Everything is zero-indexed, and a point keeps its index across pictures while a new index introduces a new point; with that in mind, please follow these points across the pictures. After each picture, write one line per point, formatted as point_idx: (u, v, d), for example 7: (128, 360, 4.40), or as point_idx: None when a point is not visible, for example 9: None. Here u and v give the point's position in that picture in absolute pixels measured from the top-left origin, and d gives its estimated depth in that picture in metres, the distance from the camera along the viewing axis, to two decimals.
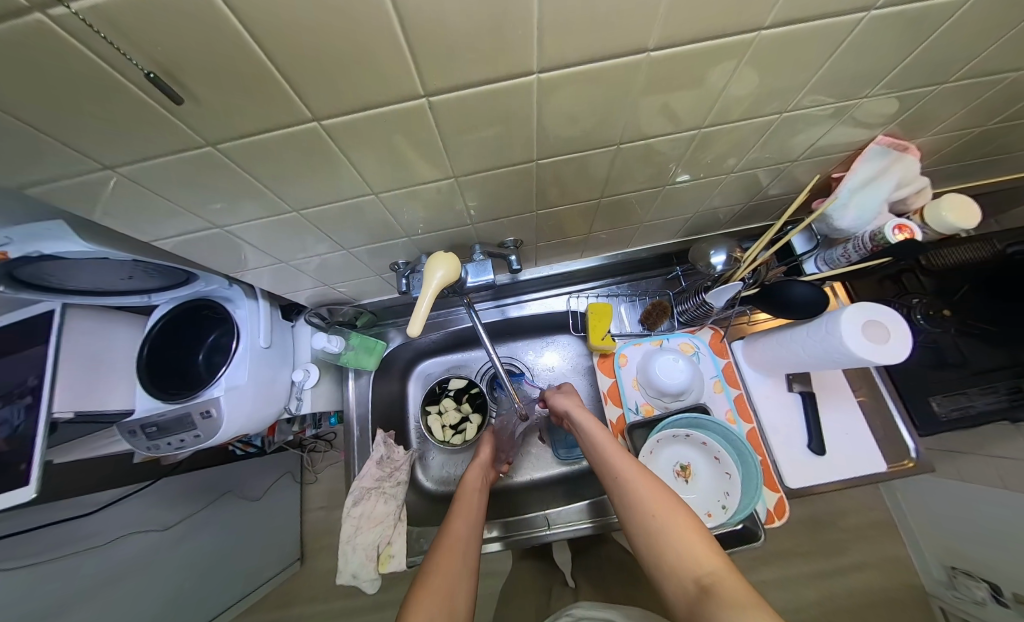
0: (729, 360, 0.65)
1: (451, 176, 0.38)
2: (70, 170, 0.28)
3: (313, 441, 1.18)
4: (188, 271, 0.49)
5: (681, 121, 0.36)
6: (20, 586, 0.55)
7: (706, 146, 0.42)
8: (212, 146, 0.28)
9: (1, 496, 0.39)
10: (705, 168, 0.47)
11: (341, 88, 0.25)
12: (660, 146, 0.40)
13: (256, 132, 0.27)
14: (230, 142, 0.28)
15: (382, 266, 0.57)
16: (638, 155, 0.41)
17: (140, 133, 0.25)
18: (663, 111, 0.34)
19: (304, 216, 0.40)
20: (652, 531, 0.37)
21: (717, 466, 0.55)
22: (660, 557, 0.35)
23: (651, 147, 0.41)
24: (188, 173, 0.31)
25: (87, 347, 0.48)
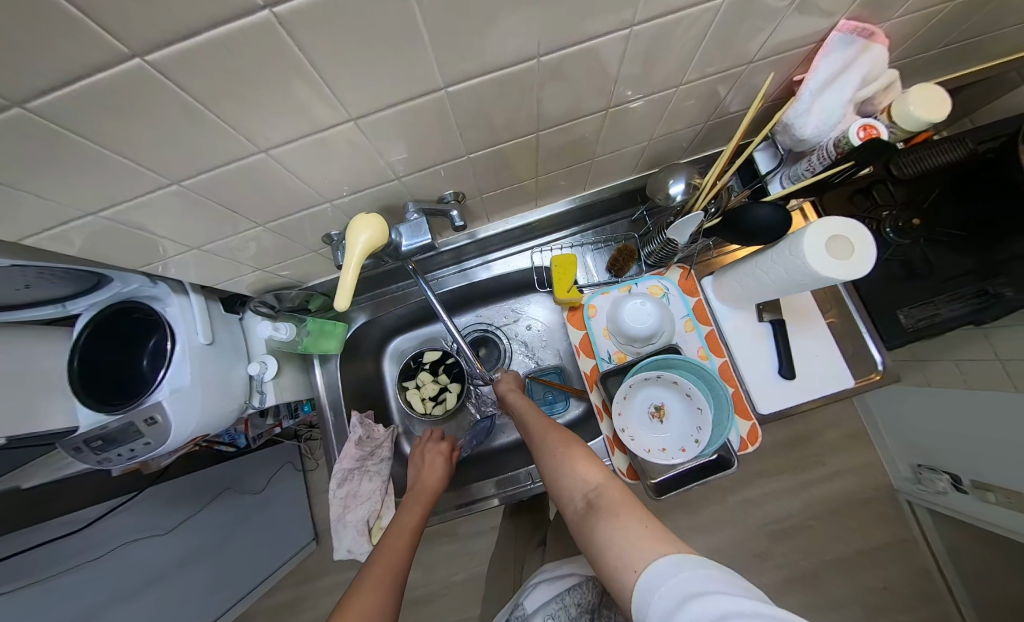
0: (699, 298, 0.63)
1: (349, 119, 0.33)
2: None
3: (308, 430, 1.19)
4: (97, 273, 0.44)
5: (605, 21, 0.30)
6: (42, 602, 0.59)
7: (648, 54, 0.36)
8: (23, 107, 0.22)
9: None
10: (654, 86, 0.42)
11: (150, 15, 0.18)
12: (589, 59, 0.34)
13: (64, 80, 0.21)
14: (43, 98, 0.22)
15: (316, 240, 0.51)
16: (569, 71, 0.35)
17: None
18: (578, 10, 0.28)
19: (190, 190, 0.35)
20: (561, 472, 0.45)
21: (689, 402, 0.55)
22: (566, 489, 0.43)
23: (585, 59, 0.34)
24: (7, 148, 0.24)
25: (2, 366, 0.43)
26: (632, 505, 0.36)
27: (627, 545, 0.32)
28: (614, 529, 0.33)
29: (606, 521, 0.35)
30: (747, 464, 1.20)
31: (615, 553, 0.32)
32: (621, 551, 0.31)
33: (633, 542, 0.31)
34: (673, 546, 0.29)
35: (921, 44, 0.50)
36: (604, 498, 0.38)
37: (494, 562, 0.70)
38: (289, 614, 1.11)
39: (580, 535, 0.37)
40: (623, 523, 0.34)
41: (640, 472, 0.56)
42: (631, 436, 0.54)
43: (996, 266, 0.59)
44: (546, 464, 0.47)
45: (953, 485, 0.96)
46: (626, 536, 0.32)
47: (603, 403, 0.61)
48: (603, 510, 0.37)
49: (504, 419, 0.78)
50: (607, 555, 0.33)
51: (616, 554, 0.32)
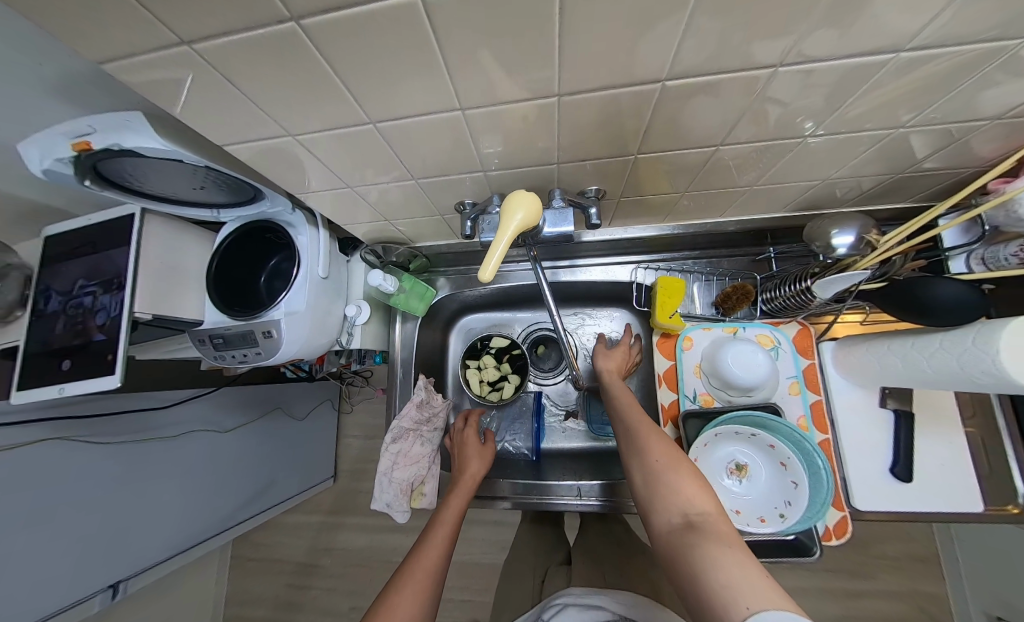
0: (813, 361, 0.56)
1: (551, 96, 0.31)
2: (143, 46, 0.25)
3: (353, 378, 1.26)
4: (255, 188, 0.47)
5: (879, 43, 0.26)
6: (108, 460, 0.68)
7: (880, 90, 0.31)
8: (296, 23, 0.23)
9: (92, 379, 0.42)
10: (860, 125, 0.37)
11: None
12: (827, 83, 0.30)
13: (341, 7, 0.22)
14: (317, 18, 0.22)
15: (447, 205, 0.52)
16: (794, 91, 0.31)
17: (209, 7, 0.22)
18: (866, 22, 0.23)
19: (378, 131, 0.36)
20: (655, 477, 0.41)
21: (782, 471, 0.49)
22: (658, 497, 0.39)
23: (812, 83, 0.30)
24: (265, 61, 0.27)
25: (162, 255, 0.49)
26: (745, 548, 0.31)
27: (726, 579, 0.28)
28: (720, 562, 0.30)
29: (706, 549, 0.31)
30: None
31: (714, 584, 0.29)
32: (721, 584, 0.28)
33: (737, 579, 0.28)
34: (795, 608, 0.25)
35: None
36: (708, 527, 0.34)
37: (511, 563, 0.68)
38: (296, 539, 1.19)
39: (668, 548, 0.35)
40: (732, 561, 0.30)
41: None
42: None
43: None
44: (637, 463, 0.44)
45: None
46: (735, 575, 0.28)
47: (675, 443, 0.57)
48: (705, 538, 0.33)
49: (556, 425, 0.76)
50: (703, 582, 0.30)
51: (714, 584, 0.29)
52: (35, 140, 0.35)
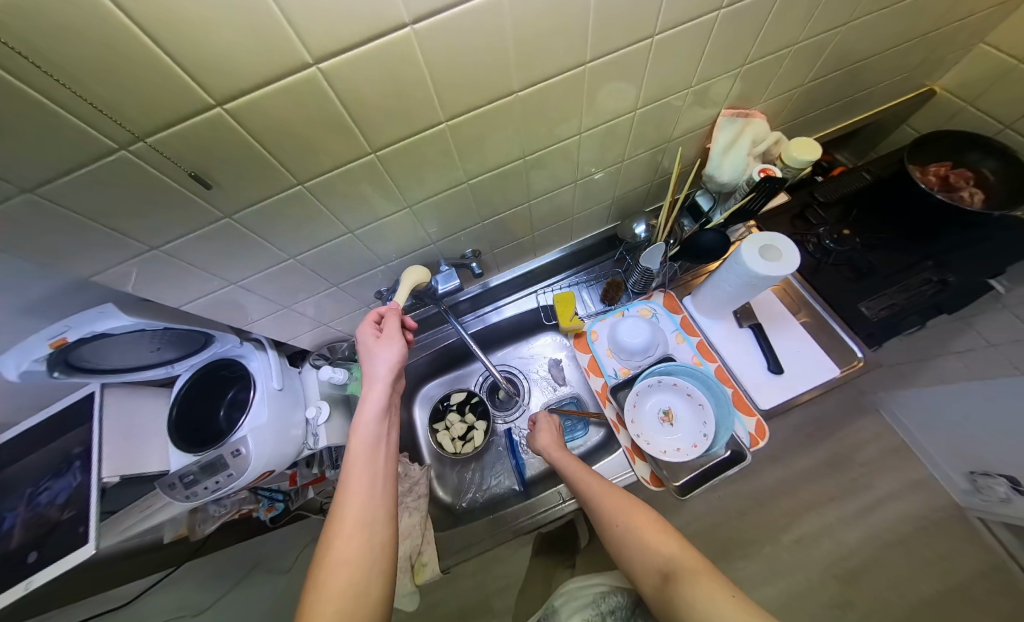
0: (684, 314, 0.73)
1: (406, 207, 0.50)
2: (128, 256, 0.39)
3: None
4: (206, 334, 0.57)
5: (574, 127, 0.49)
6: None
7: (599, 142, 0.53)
8: (229, 218, 0.39)
9: (65, 557, 0.44)
10: (604, 164, 0.60)
11: (316, 159, 0.37)
12: (560, 152, 0.53)
13: (261, 199, 0.39)
14: (244, 210, 0.39)
15: (368, 296, 0.65)
16: (547, 160, 0.53)
17: (171, 211, 0.36)
18: (547, 124, 0.46)
19: (299, 262, 0.50)
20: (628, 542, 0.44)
21: (691, 400, 0.61)
22: (635, 561, 0.42)
23: (551, 155, 0.53)
24: (213, 242, 0.42)
25: (124, 419, 0.55)
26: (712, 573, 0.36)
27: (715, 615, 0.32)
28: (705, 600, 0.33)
29: (688, 589, 0.35)
30: (792, 495, 1.13)
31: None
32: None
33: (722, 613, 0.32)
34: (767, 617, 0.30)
35: (795, 112, 0.70)
36: (682, 567, 0.38)
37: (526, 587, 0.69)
38: None
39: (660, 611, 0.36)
40: (706, 589, 0.34)
41: (662, 477, 0.59)
42: (646, 440, 0.60)
43: (936, 257, 0.70)
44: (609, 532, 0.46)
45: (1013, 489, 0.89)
46: (713, 607, 0.33)
47: (618, 417, 0.67)
48: (684, 578, 0.37)
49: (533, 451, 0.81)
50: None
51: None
52: (14, 350, 0.43)
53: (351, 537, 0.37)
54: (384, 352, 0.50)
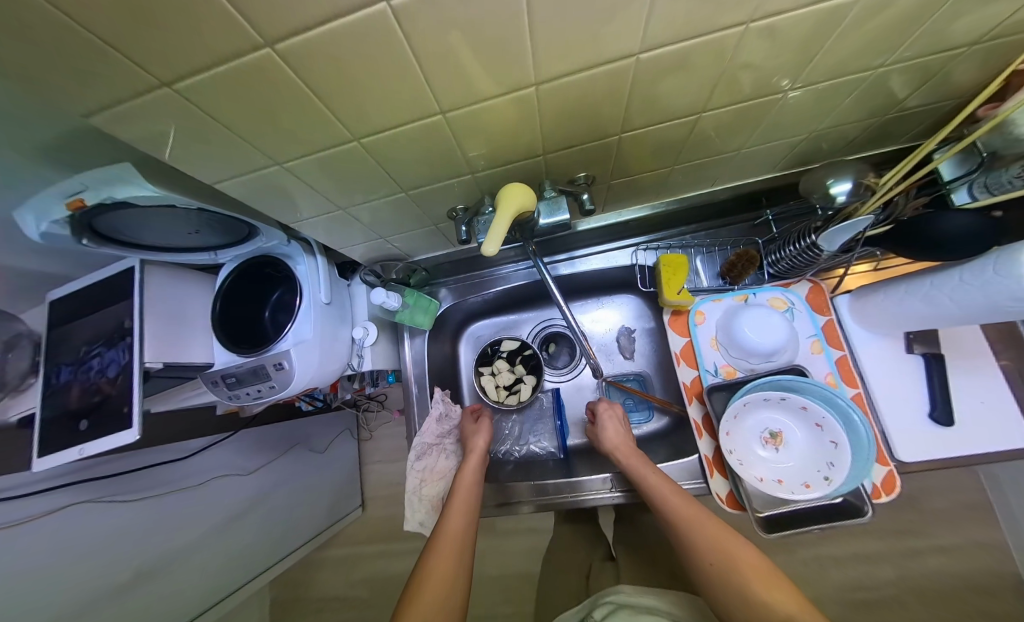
0: (831, 318, 0.55)
1: (529, 86, 0.29)
2: (116, 94, 0.24)
3: (368, 401, 1.20)
4: (250, 225, 0.47)
5: None
6: (135, 518, 0.66)
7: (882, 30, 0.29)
8: (271, 49, 0.22)
9: (112, 435, 0.42)
10: (820, 75, 0.34)
11: None
12: (811, 29, 0.27)
13: (314, 25, 0.20)
14: (291, 40, 0.21)
15: (439, 212, 0.49)
16: (773, 43, 0.28)
17: (191, 23, 0.19)
18: None
19: (366, 148, 0.34)
20: (726, 588, 0.39)
21: (818, 433, 0.47)
22: (739, 611, 0.37)
23: (788, 30, 0.27)
24: (244, 90, 0.25)
25: (167, 302, 0.49)
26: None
27: None
28: None
29: None
30: None
31: None
32: None
33: None
34: None
35: None
36: None
37: (552, 559, 0.69)
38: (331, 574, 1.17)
39: None
40: None
41: (744, 503, 0.50)
42: (739, 461, 0.49)
43: None
44: (698, 570, 0.42)
45: None
46: None
47: (704, 420, 0.56)
48: None
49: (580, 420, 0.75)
50: None
51: None
52: (30, 204, 0.35)
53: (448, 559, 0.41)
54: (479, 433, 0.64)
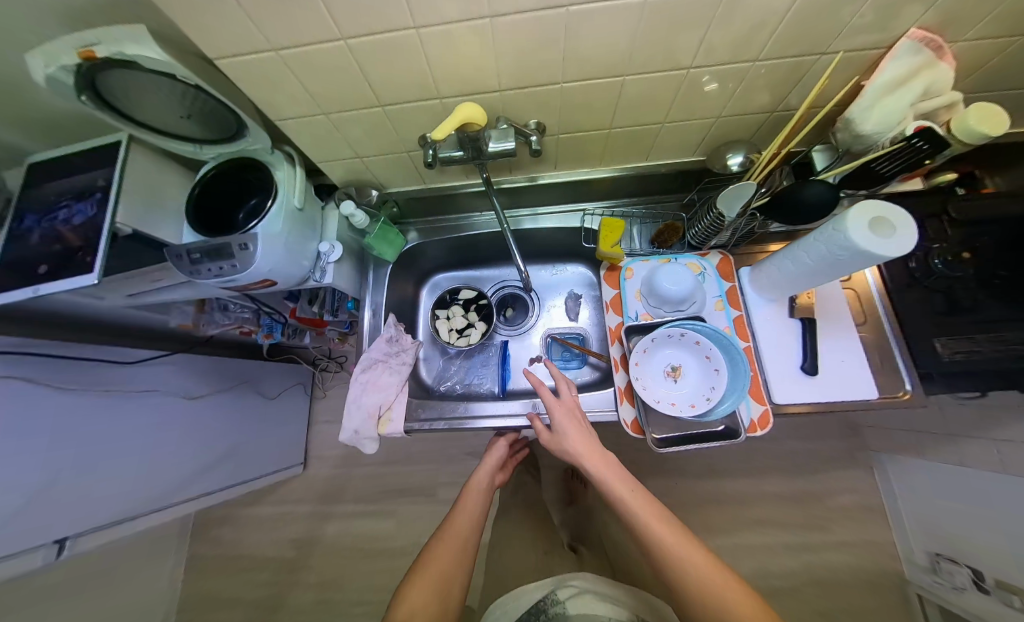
0: (734, 284, 0.65)
1: (484, 19, 0.37)
2: None
3: (326, 360, 1.28)
4: (239, 121, 0.52)
5: None
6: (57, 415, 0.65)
7: (739, 32, 0.38)
8: None
9: (71, 278, 0.45)
10: (726, 63, 0.43)
11: None
12: (698, 17, 0.36)
13: None
14: None
15: (412, 140, 0.57)
16: (672, 22, 0.37)
17: None
18: None
19: (349, 50, 0.41)
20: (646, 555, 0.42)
21: (707, 364, 0.56)
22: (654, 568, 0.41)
23: (676, 16, 0.36)
24: None
25: (142, 179, 0.52)
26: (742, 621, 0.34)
27: None
28: None
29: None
30: (743, 507, 1.15)
31: None
32: None
33: None
34: None
35: (1010, 75, 0.50)
36: (705, 593, 0.37)
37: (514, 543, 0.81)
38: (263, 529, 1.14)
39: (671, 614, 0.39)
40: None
41: (643, 424, 0.57)
42: (643, 385, 0.56)
43: None
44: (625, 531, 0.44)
45: (974, 582, 0.85)
46: None
47: (622, 357, 0.63)
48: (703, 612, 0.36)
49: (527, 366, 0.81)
50: None
51: None
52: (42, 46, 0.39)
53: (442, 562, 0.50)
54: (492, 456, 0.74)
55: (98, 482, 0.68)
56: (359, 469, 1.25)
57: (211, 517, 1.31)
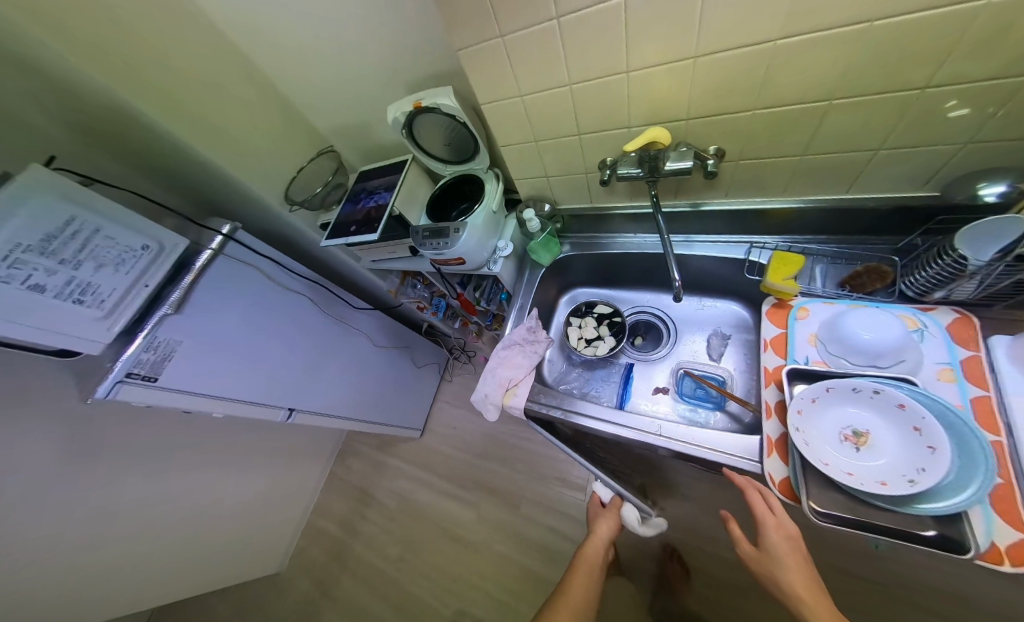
0: (979, 354, 0.48)
1: (691, 58, 0.44)
2: None
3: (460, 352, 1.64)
4: (476, 147, 0.75)
5: None
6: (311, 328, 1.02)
7: (998, 45, 0.33)
8: None
9: (363, 234, 0.75)
10: (980, 79, 0.37)
11: None
12: (930, 30, 0.34)
13: None
14: None
15: (592, 163, 0.67)
16: (890, 41, 0.36)
17: None
18: None
19: (572, 92, 0.54)
20: None
21: (917, 438, 0.43)
22: None
23: (904, 32, 0.35)
24: None
25: (411, 183, 0.80)
26: None
27: None
28: None
29: None
30: None
31: None
32: None
33: None
34: None
35: None
36: None
37: None
38: None
39: None
40: None
41: (797, 488, 0.47)
42: (804, 439, 0.47)
43: None
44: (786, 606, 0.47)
45: None
46: None
47: (778, 404, 0.55)
48: None
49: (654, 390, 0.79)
50: None
51: None
52: (398, 103, 0.69)
53: (578, 592, 0.68)
54: (604, 522, 0.89)
55: (308, 377, 1.02)
56: (460, 448, 1.43)
57: (349, 445, 1.71)
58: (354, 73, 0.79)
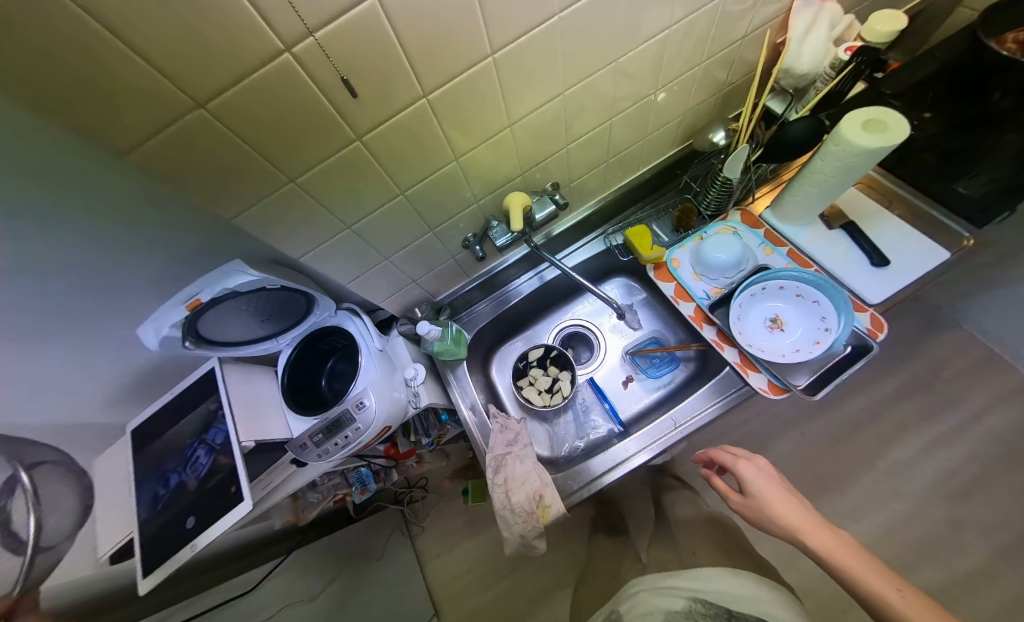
0: (766, 227, 0.71)
1: (507, 125, 0.45)
2: (148, 128, 0.25)
3: (409, 490, 1.18)
4: (308, 300, 0.57)
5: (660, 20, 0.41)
6: None
7: (679, 48, 0.48)
8: (289, 53, 0.25)
9: (224, 516, 0.44)
10: (670, 77, 0.53)
11: None
12: (639, 59, 0.45)
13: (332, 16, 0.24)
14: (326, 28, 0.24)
15: (454, 245, 0.63)
16: (615, 79, 0.47)
17: (208, 36, 0.21)
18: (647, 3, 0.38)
19: (407, 198, 0.47)
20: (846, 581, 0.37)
21: (803, 301, 0.60)
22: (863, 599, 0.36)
23: (633, 63, 0.46)
24: (265, 104, 0.28)
25: (244, 390, 0.55)
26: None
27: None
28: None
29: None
30: (885, 415, 1.02)
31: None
32: None
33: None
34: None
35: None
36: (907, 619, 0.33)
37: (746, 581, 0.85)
38: None
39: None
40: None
41: (785, 383, 0.57)
42: (760, 348, 0.59)
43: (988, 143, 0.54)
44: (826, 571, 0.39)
45: None
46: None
47: (720, 335, 0.65)
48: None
49: (626, 387, 0.82)
50: None
51: None
52: (154, 316, 0.44)
53: None
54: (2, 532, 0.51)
55: None
56: (484, 591, 1.07)
57: None
58: (42, 319, 0.47)
